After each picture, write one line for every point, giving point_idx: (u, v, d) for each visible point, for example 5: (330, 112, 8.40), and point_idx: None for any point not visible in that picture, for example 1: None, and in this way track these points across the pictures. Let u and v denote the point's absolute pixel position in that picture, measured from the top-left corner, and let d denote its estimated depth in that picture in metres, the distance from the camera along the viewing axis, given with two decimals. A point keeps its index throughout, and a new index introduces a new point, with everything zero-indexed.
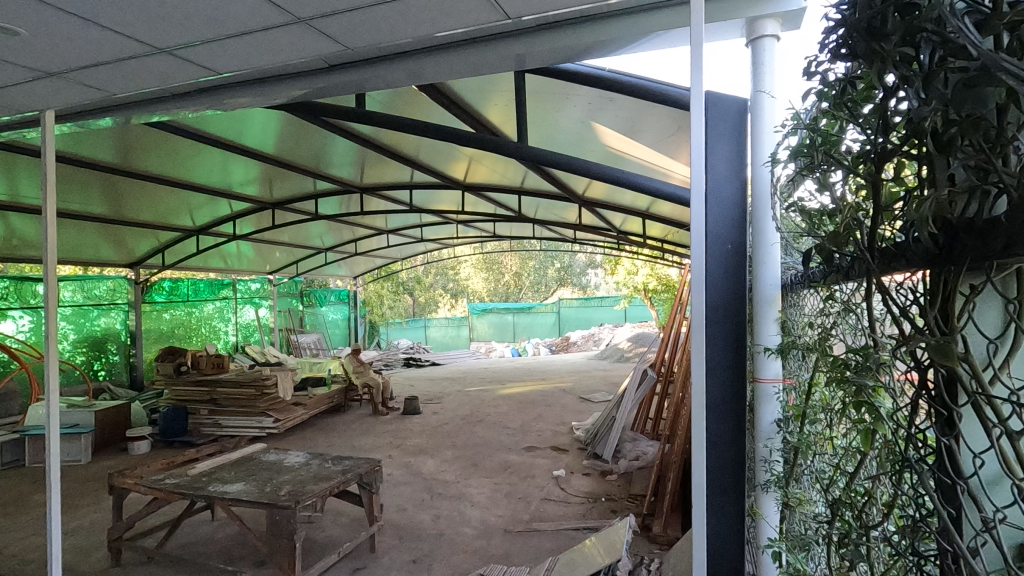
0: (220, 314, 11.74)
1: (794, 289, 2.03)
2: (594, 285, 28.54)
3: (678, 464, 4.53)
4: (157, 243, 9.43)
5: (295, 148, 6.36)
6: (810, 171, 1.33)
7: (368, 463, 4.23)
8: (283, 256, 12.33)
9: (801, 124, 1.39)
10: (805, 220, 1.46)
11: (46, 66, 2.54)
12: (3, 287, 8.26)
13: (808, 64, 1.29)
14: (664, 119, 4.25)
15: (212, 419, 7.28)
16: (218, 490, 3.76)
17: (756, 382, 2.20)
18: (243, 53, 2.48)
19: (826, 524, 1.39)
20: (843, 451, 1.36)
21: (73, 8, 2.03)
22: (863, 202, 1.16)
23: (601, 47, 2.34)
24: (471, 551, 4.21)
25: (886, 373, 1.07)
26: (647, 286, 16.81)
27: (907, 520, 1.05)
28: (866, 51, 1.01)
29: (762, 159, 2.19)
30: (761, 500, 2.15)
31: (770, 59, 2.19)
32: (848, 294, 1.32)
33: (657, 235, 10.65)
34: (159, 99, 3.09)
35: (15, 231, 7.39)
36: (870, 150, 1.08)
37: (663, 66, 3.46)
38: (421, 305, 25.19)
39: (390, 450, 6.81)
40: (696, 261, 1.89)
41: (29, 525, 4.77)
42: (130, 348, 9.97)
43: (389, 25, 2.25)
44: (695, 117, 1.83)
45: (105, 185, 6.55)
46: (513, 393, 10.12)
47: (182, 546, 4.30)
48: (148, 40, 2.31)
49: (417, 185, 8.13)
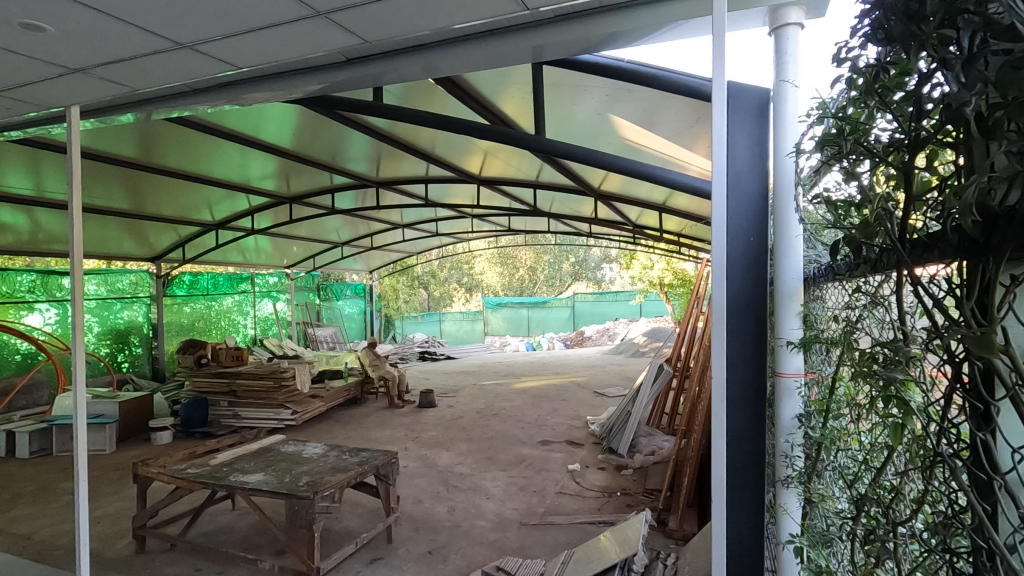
0: (239, 308, 11.94)
1: (820, 282, 1.98)
2: (610, 280, 28.37)
3: (695, 459, 4.49)
4: (178, 237, 9.59)
5: (312, 142, 6.42)
6: (839, 160, 1.29)
7: (385, 455, 4.27)
8: (301, 250, 12.46)
9: (829, 113, 1.36)
10: (830, 211, 1.42)
11: (72, 63, 2.59)
12: (31, 280, 8.45)
13: (838, 51, 1.25)
14: (683, 111, 4.21)
15: (232, 411, 7.40)
16: (239, 479, 3.82)
17: (777, 376, 2.14)
18: (262, 48, 2.50)
19: (851, 521, 1.37)
20: (870, 446, 1.34)
21: (104, 7, 2.08)
22: (893, 192, 1.12)
23: (621, 37, 2.31)
24: (486, 543, 4.23)
25: (916, 367, 1.06)
26: (663, 281, 16.76)
27: (937, 516, 1.03)
28: (902, 34, 0.99)
29: (785, 149, 2.13)
30: (783, 496, 2.09)
31: (793, 47, 2.12)
32: (875, 286, 1.30)
33: (673, 230, 10.58)
34: (179, 95, 3.13)
35: (41, 226, 7.56)
36: (904, 139, 1.06)
37: (681, 57, 3.41)
38: (436, 300, 25.38)
39: (406, 443, 6.86)
40: (718, 252, 1.87)
41: (59, 512, 4.91)
42: (152, 341, 10.17)
43: (406, 17, 2.24)
44: (717, 107, 1.80)
45: (128, 180, 6.68)
46: (528, 387, 10.14)
47: (204, 534, 4.39)
48: (170, 35, 2.34)
49: (433, 179, 8.15)
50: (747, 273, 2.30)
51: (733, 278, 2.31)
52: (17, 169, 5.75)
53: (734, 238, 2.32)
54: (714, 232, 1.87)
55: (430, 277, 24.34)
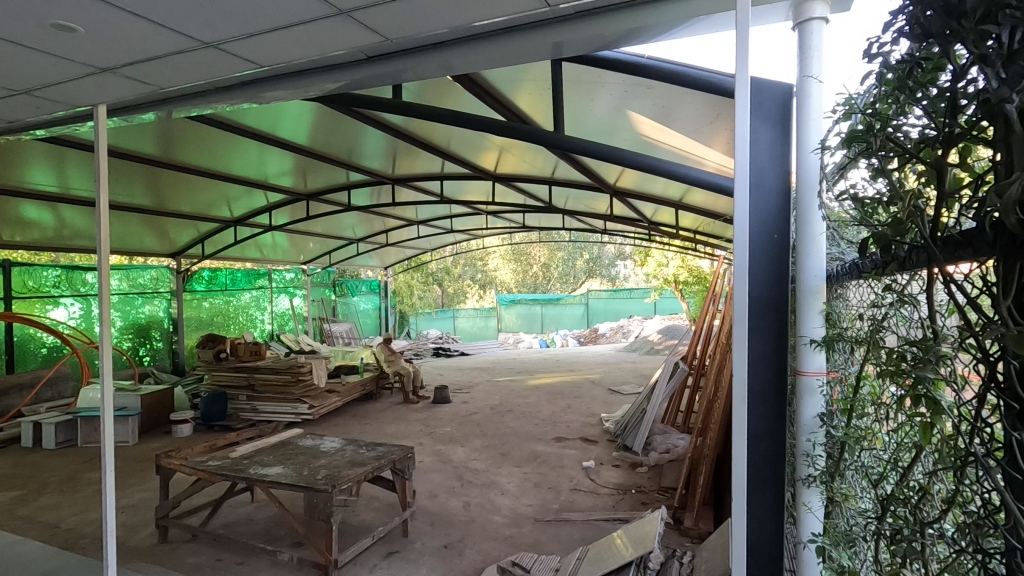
0: (256, 303, 12.15)
1: (844, 280, 1.96)
2: (624, 277, 28.52)
3: (712, 457, 4.47)
4: (197, 234, 9.72)
5: (328, 139, 6.47)
6: (868, 156, 1.27)
7: (401, 450, 4.31)
8: (317, 246, 12.57)
9: (857, 109, 1.34)
10: (858, 209, 1.40)
11: (98, 62, 2.64)
12: (55, 276, 8.72)
13: (869, 46, 1.23)
14: (701, 107, 4.17)
15: (250, 405, 7.50)
16: (259, 472, 3.88)
17: (798, 374, 2.11)
18: (284, 46, 2.53)
19: (875, 521, 1.36)
20: (897, 443, 1.32)
21: (133, 7, 2.12)
22: (924, 189, 1.11)
23: (642, 33, 2.30)
24: (501, 538, 4.26)
25: (946, 365, 1.05)
26: (678, 278, 16.60)
27: (968, 516, 1.03)
28: (941, 28, 0.99)
29: (809, 146, 2.11)
30: (805, 496, 2.07)
31: (818, 42, 2.07)
32: (903, 284, 1.28)
33: (689, 226, 10.49)
34: (201, 94, 3.18)
35: (66, 222, 7.70)
36: (937, 135, 1.06)
37: (702, 51, 3.37)
38: (449, 296, 25.62)
39: (421, 438, 6.92)
40: (739, 251, 1.85)
41: (84, 501, 5.04)
42: (172, 335, 10.40)
43: (427, 14, 2.25)
44: (739, 102, 1.78)
45: (149, 177, 6.79)
46: (542, 383, 10.15)
47: (224, 525, 4.48)
48: (196, 35, 2.38)
49: (448, 175, 8.18)
50: (768, 270, 2.29)
51: (755, 276, 2.30)
52: (42, 165, 5.87)
53: (757, 235, 2.31)
54: (737, 230, 1.86)
55: (444, 274, 24.53)
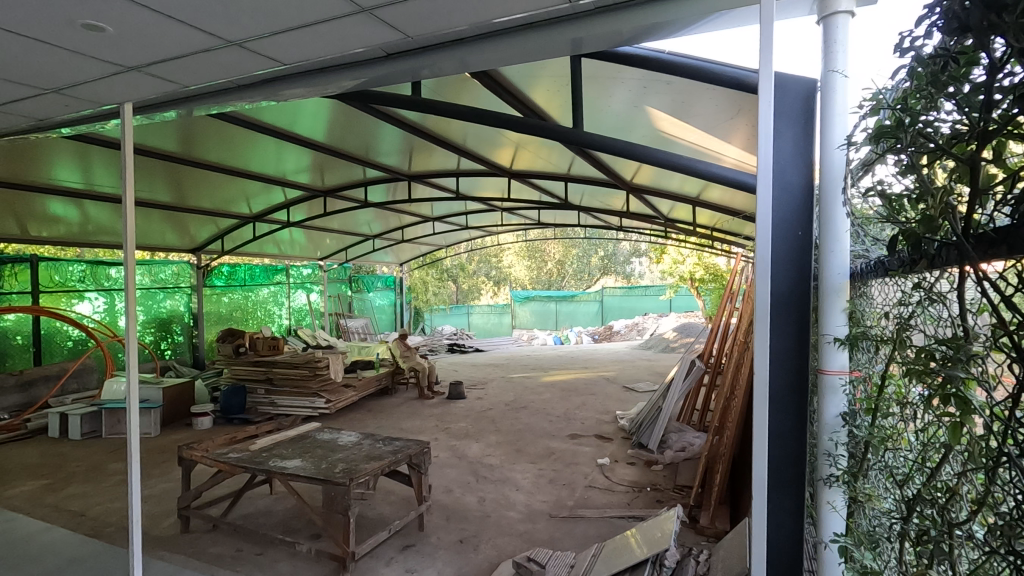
0: (274, 298, 12.30)
1: (868, 277, 1.93)
2: (639, 274, 28.32)
3: (728, 456, 4.44)
4: (216, 230, 9.86)
5: (345, 136, 6.53)
6: (896, 153, 1.25)
7: (417, 445, 4.35)
8: (334, 242, 12.67)
9: (885, 104, 1.32)
10: (885, 205, 1.38)
11: (125, 60, 2.69)
12: (80, 271, 8.92)
13: (902, 39, 1.22)
14: (718, 102, 4.13)
15: (268, 399, 7.61)
16: (278, 465, 3.94)
17: (821, 373, 2.08)
18: (306, 44, 2.56)
19: (901, 521, 1.35)
20: (925, 441, 1.30)
21: (162, 7, 2.17)
22: (956, 185, 1.10)
23: (661, 29, 2.28)
24: (516, 534, 4.28)
25: (977, 364, 1.04)
26: (694, 275, 16.46)
27: (998, 516, 1.01)
28: (978, 21, 0.98)
29: (834, 142, 2.07)
30: (826, 496, 2.05)
31: (844, 36, 2.03)
32: (932, 281, 1.26)
33: (706, 223, 10.38)
34: (223, 91, 3.23)
35: (91, 217, 7.88)
36: (969, 130, 1.04)
37: (722, 47, 3.35)
38: (464, 292, 25.80)
39: (436, 433, 6.96)
40: (763, 248, 1.84)
41: (109, 491, 5.16)
42: (192, 330, 10.66)
43: (446, 12, 2.27)
44: (763, 96, 1.76)
45: (171, 173, 6.90)
46: (557, 380, 10.13)
47: (243, 516, 4.56)
48: (221, 34, 2.42)
49: (463, 172, 8.20)
50: (789, 267, 2.27)
51: (777, 273, 2.28)
52: (69, 163, 6.02)
53: (779, 232, 2.30)
54: (759, 227, 1.84)
55: (458, 270, 24.77)
